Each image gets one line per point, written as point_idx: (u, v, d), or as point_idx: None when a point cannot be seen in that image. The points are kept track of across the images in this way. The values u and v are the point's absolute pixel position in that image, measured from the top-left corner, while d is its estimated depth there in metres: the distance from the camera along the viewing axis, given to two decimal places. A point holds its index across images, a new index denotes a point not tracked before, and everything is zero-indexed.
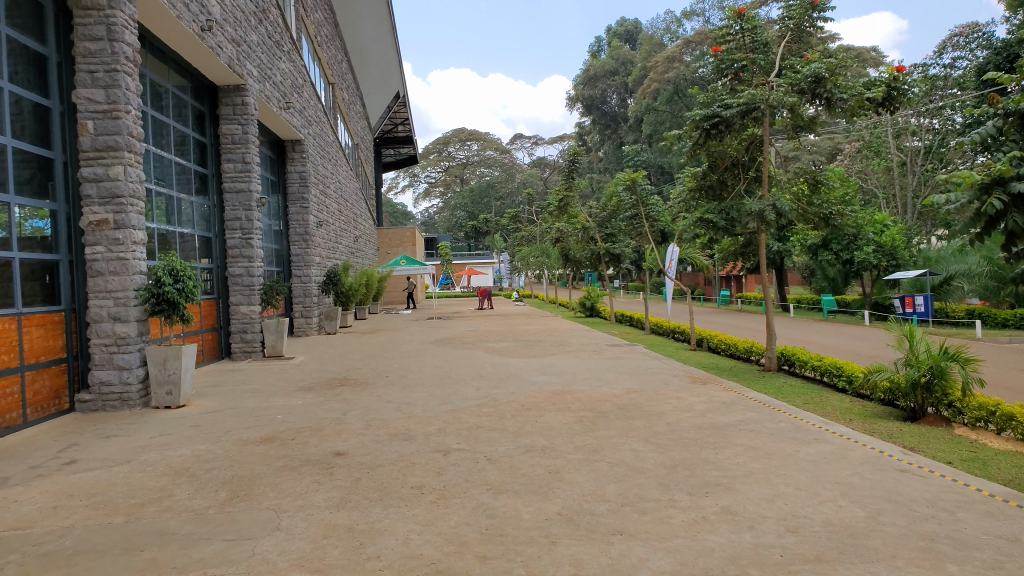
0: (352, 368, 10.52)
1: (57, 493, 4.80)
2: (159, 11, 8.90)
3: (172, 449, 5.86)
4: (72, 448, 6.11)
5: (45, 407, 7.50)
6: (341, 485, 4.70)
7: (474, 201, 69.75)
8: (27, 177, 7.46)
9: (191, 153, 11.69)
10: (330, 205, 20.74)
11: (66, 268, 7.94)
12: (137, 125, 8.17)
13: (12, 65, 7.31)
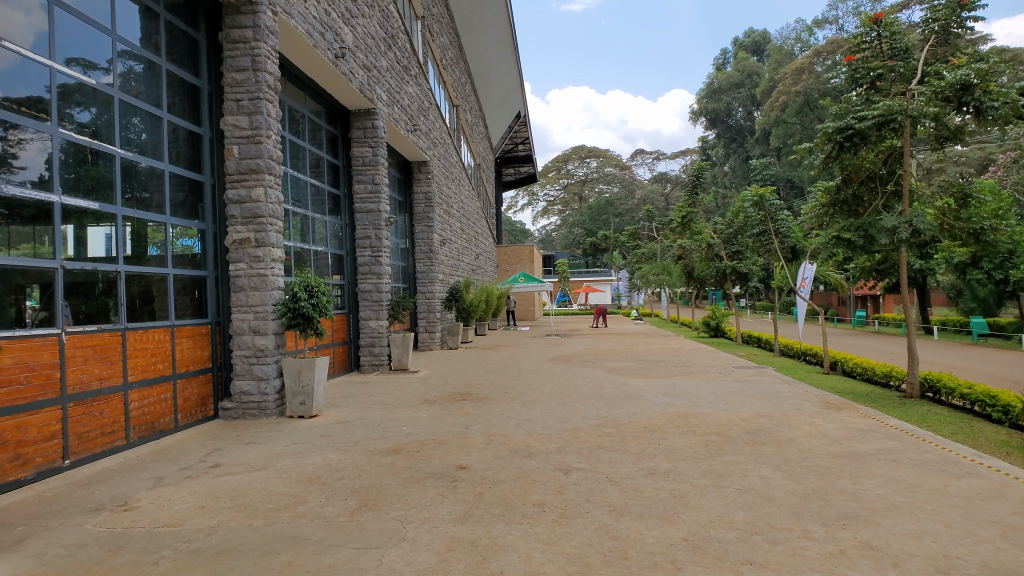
0: (474, 384, 10.68)
1: (204, 494, 5.14)
2: (298, 40, 9.45)
3: (306, 457, 6.15)
4: (216, 453, 6.52)
5: (194, 412, 8.08)
6: (465, 499, 4.77)
7: (593, 218, 69.58)
8: (181, 199, 8.09)
9: (325, 175, 12.32)
10: (453, 223, 21.27)
11: (212, 283, 8.53)
12: (277, 149, 8.69)
13: (170, 97, 7.96)
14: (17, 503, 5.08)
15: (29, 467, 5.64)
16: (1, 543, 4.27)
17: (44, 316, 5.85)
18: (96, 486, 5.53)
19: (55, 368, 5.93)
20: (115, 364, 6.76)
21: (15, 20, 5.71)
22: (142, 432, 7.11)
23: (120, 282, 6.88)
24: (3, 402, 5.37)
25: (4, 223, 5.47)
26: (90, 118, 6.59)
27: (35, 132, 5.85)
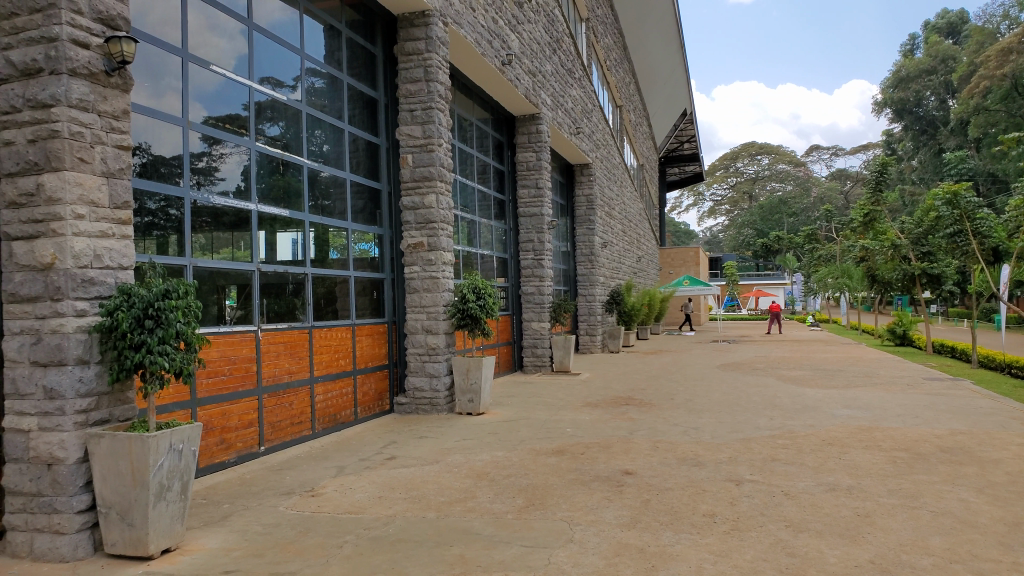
0: (638, 388, 10.53)
1: (381, 484, 5.43)
2: (467, 50, 9.80)
3: (474, 454, 6.33)
4: (392, 446, 6.88)
5: (372, 407, 8.58)
6: (631, 505, 4.71)
7: (762, 219, 66.68)
8: (361, 206, 8.61)
9: (491, 181, 12.65)
10: (615, 226, 21.16)
11: (389, 285, 9.03)
12: (447, 156, 9.05)
13: (351, 109, 8.51)
14: (222, 483, 5.62)
15: (232, 451, 6.21)
16: (210, 518, 4.74)
17: (242, 314, 6.41)
18: (287, 471, 6.00)
19: (253, 362, 6.51)
20: (304, 359, 7.29)
21: (220, 47, 6.35)
22: (326, 423, 7.64)
23: (307, 284, 7.43)
24: (210, 391, 5.96)
25: (209, 229, 6.06)
26: (282, 133, 7.18)
27: (234, 146, 6.43)
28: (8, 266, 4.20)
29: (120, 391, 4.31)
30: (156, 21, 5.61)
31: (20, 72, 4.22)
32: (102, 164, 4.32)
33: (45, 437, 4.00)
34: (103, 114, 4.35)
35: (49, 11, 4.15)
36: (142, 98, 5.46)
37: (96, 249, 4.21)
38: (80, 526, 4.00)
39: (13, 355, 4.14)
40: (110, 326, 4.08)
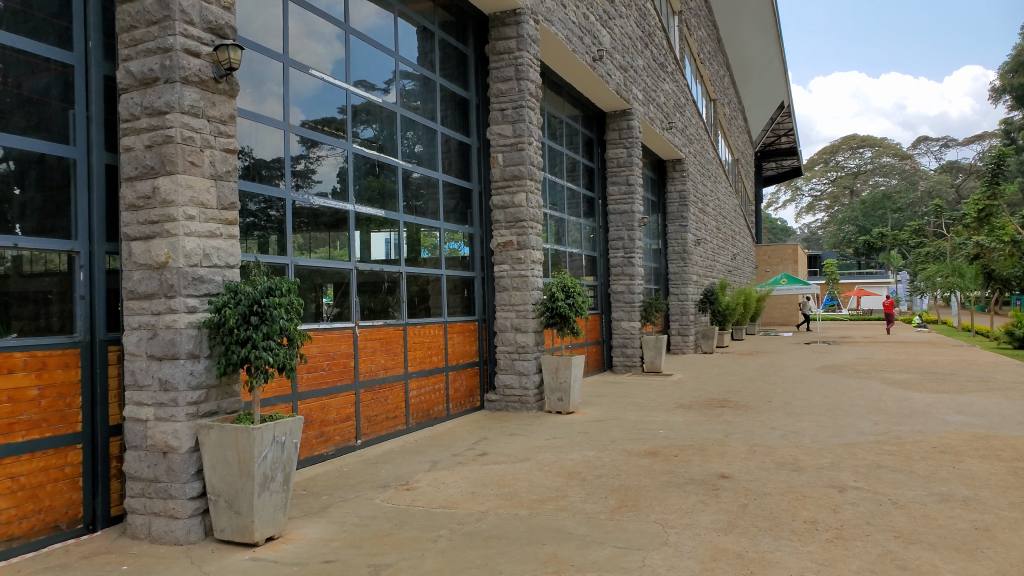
0: (733, 390, 10.25)
1: (474, 480, 5.48)
2: (557, 47, 9.77)
3: (566, 453, 6.31)
4: (483, 442, 6.94)
5: (463, 403, 8.70)
6: (728, 509, 4.58)
7: (863, 215, 63.83)
8: (452, 206, 8.73)
9: (580, 178, 12.59)
10: (708, 223, 20.69)
11: (479, 283, 9.12)
12: (537, 155, 9.09)
13: (443, 110, 8.63)
14: (321, 475, 5.80)
15: (330, 444, 6.41)
16: (311, 509, 4.89)
17: (338, 311, 6.59)
18: (383, 465, 6.14)
19: (351, 357, 6.70)
20: (398, 355, 7.45)
21: (319, 52, 6.56)
22: (419, 418, 7.77)
23: (401, 282, 7.58)
24: (310, 385, 6.16)
25: (307, 229, 6.25)
26: (377, 135, 7.35)
27: (329, 149, 6.61)
28: (128, 265, 4.47)
29: (226, 385, 4.51)
30: (260, 29, 5.84)
31: (138, 82, 4.47)
32: (211, 167, 4.52)
33: (161, 426, 4.23)
34: (211, 119, 4.55)
35: (165, 23, 4.38)
36: (246, 104, 5.69)
37: (205, 248, 4.41)
38: (192, 512, 4.21)
39: (132, 349, 4.40)
40: (217, 322, 4.27)
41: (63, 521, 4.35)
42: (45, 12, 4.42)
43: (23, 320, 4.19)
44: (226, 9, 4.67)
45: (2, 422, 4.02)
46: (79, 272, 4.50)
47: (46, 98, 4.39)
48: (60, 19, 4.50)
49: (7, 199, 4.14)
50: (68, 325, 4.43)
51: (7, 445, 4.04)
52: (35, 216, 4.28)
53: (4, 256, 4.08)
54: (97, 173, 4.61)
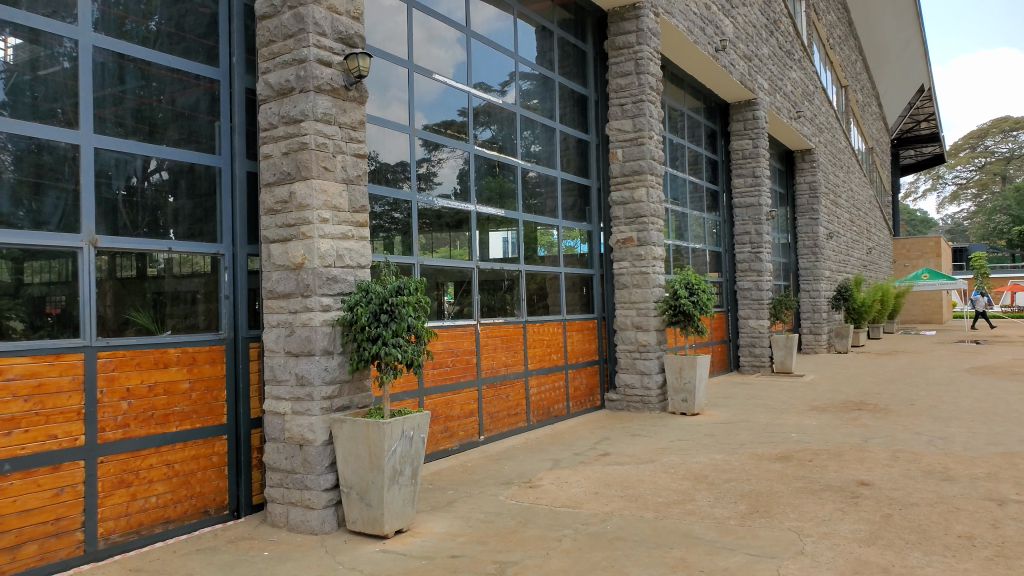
0: (872, 393, 9.67)
1: (597, 480, 5.44)
2: (679, 39, 9.57)
3: (691, 455, 6.15)
4: (606, 442, 6.87)
5: (584, 402, 8.66)
6: (870, 519, 4.31)
7: (1016, 204, 58.76)
8: (571, 203, 8.69)
9: (703, 171, 12.26)
10: (841, 216, 19.66)
11: (599, 281, 9.04)
12: (658, 149, 8.97)
13: (562, 108, 8.62)
14: (446, 470, 5.93)
15: (455, 439, 6.53)
16: (437, 503, 5.00)
17: (460, 309, 6.71)
18: (506, 461, 6.20)
19: (473, 354, 6.82)
20: (519, 353, 7.50)
21: (441, 57, 6.72)
22: (540, 416, 7.80)
23: (521, 280, 7.63)
24: (436, 380, 6.33)
25: (430, 230, 6.39)
26: (497, 135, 7.44)
27: (450, 151, 6.73)
28: (268, 266, 4.72)
29: (358, 380, 4.68)
30: (386, 36, 6.04)
31: (275, 92, 4.71)
32: (342, 172, 4.71)
33: (297, 420, 4.44)
34: (343, 126, 4.74)
35: (300, 35, 4.59)
36: (373, 109, 5.89)
37: (338, 250, 4.59)
38: (327, 503, 4.39)
39: (271, 345, 4.64)
40: (350, 320, 4.44)
41: (212, 506, 4.64)
42: (194, 33, 4.74)
43: (176, 319, 4.50)
44: (356, 19, 4.85)
45: (159, 413, 4.34)
46: (224, 273, 4.79)
47: (195, 112, 4.70)
48: (207, 39, 4.81)
49: (162, 206, 4.46)
50: (214, 323, 4.73)
51: (162, 435, 4.35)
52: (185, 221, 4.59)
53: (158, 259, 4.40)
54: (240, 180, 4.89)
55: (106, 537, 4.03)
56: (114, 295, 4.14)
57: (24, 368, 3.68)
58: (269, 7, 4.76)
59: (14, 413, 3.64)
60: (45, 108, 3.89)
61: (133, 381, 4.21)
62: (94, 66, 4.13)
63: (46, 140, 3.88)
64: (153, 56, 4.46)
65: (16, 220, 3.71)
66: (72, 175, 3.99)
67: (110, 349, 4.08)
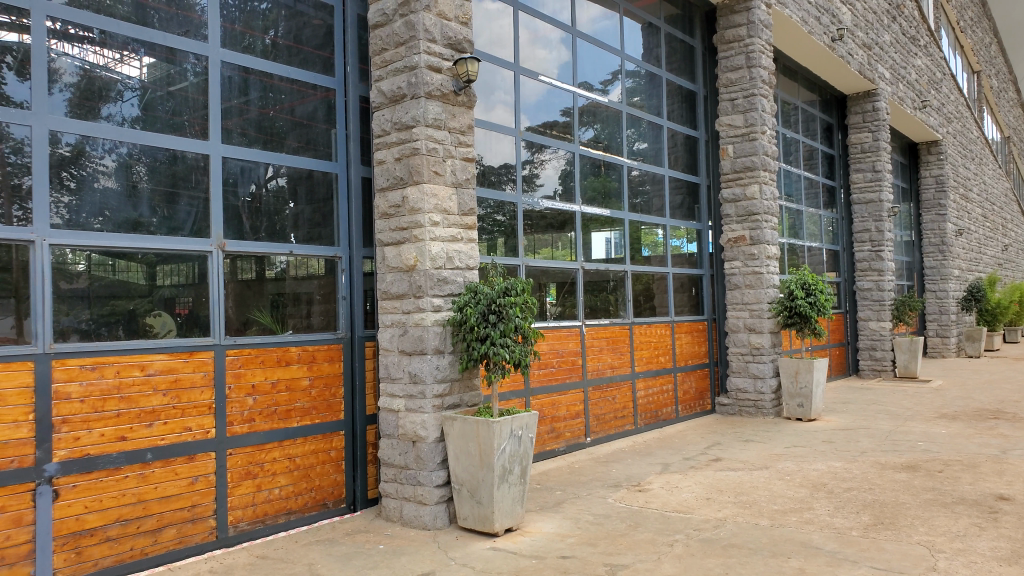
0: (1009, 401, 8.99)
1: (709, 486, 5.31)
2: (793, 30, 9.24)
3: (809, 462, 5.90)
4: (717, 447, 6.71)
5: (693, 405, 8.48)
6: (1010, 536, 4.01)
7: None
8: (679, 202, 8.53)
9: (819, 167, 11.76)
10: (973, 211, 18.41)
11: (708, 281, 8.83)
12: (771, 144, 8.75)
13: (670, 105, 8.48)
14: (554, 470, 5.95)
15: (561, 440, 6.53)
16: (546, 503, 5.02)
17: (564, 310, 6.70)
18: (614, 464, 6.15)
19: (579, 355, 6.80)
20: (625, 355, 7.43)
21: (547, 58, 6.76)
22: (648, 419, 7.70)
23: (627, 281, 7.55)
24: (542, 381, 6.35)
25: (533, 231, 6.41)
26: (602, 135, 7.39)
27: (552, 152, 6.73)
28: (382, 268, 4.87)
29: (468, 379, 4.75)
30: (491, 40, 6.12)
31: (388, 100, 4.86)
32: (452, 175, 4.80)
33: (411, 416, 4.56)
34: (452, 130, 4.83)
35: (411, 43, 4.71)
36: (479, 113, 5.99)
37: (448, 252, 4.68)
38: (438, 499, 4.48)
39: (385, 345, 4.79)
40: (460, 321, 4.52)
41: (330, 499, 4.83)
42: (312, 45, 4.96)
43: (296, 319, 4.71)
44: (464, 25, 4.94)
45: (281, 409, 4.56)
46: (341, 275, 4.98)
47: (313, 121, 4.92)
48: (323, 50, 5.02)
49: (283, 211, 4.68)
50: (332, 323, 4.93)
51: (285, 429, 4.57)
52: (305, 226, 4.80)
53: (277, 261, 4.59)
54: (355, 186, 5.07)
55: (235, 525, 4.27)
56: (239, 296, 4.38)
57: (163, 364, 3.95)
58: (381, 16, 4.91)
59: (154, 406, 3.91)
60: (177, 121, 4.16)
61: (258, 378, 4.44)
62: (222, 80, 4.39)
63: (180, 151, 4.15)
64: (274, 68, 4.69)
65: (152, 227, 3.98)
66: (203, 184, 4.25)
67: (237, 347, 4.31)
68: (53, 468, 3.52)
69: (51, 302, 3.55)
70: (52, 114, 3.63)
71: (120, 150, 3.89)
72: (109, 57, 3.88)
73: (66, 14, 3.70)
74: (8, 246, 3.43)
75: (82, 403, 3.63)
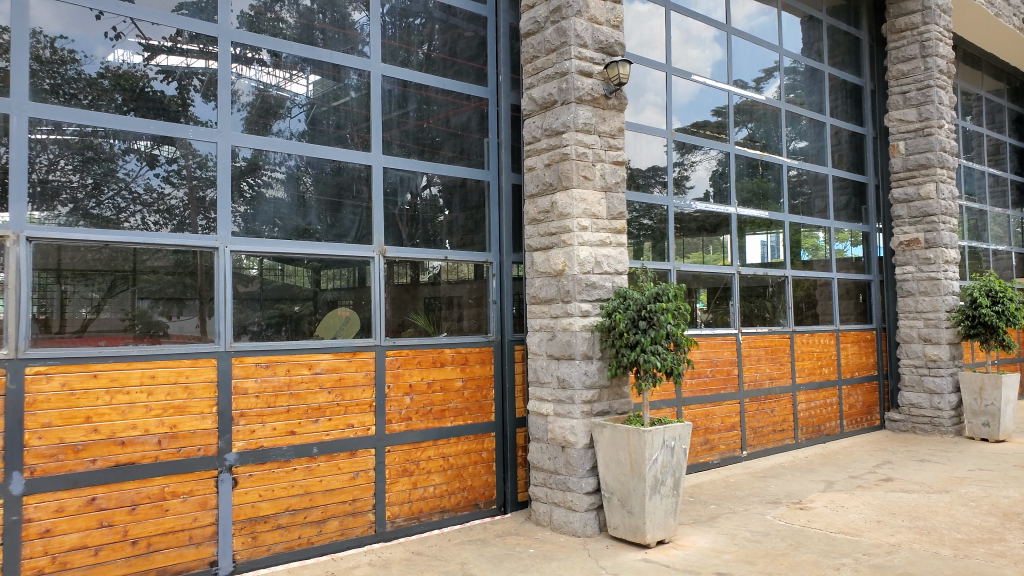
0: None
1: (880, 508, 4.93)
2: (975, 14, 8.48)
3: (998, 488, 5.34)
4: (888, 466, 6.23)
5: (860, 420, 7.93)
6: None
7: None
8: (844, 202, 8.01)
9: (1008, 161, 10.66)
10: None
11: (878, 288, 8.24)
12: (949, 139, 8.11)
13: (833, 100, 8.00)
14: (708, 483, 5.74)
15: (715, 452, 6.31)
16: (699, 517, 4.85)
17: (716, 317, 6.47)
18: (772, 479, 5.86)
19: (734, 365, 6.54)
20: (785, 365, 7.07)
21: (700, 58, 6.58)
22: (810, 434, 7.27)
23: (787, 287, 7.19)
24: (694, 391, 6.17)
25: (682, 235, 6.24)
26: (758, 134, 7.07)
27: (704, 153, 6.51)
28: (532, 273, 4.90)
29: (617, 386, 4.68)
30: (641, 42, 6.04)
31: (539, 106, 4.88)
32: (602, 180, 4.77)
33: (560, 422, 4.55)
34: (602, 134, 4.79)
35: (562, 49, 4.71)
36: (630, 116, 5.92)
37: (597, 257, 4.64)
38: (588, 506, 4.44)
39: (534, 348, 4.81)
40: (609, 326, 4.46)
41: (481, 500, 4.92)
42: (466, 56, 5.09)
43: (449, 322, 4.83)
44: (616, 28, 4.89)
45: (436, 408, 4.70)
46: (491, 280, 5.05)
47: (467, 130, 5.04)
48: (476, 61, 5.14)
49: (438, 218, 4.82)
50: (484, 326, 5.02)
51: (439, 428, 4.69)
52: (458, 232, 4.92)
53: (431, 267, 4.72)
54: (506, 192, 5.13)
55: (392, 520, 4.44)
56: (397, 300, 4.55)
57: (329, 363, 4.18)
58: (533, 24, 4.95)
59: (320, 403, 4.14)
60: (341, 135, 4.40)
61: (415, 378, 4.60)
62: (382, 94, 4.60)
63: (344, 162, 4.38)
64: (430, 80, 4.85)
65: (318, 234, 4.22)
66: (365, 194, 4.46)
67: (396, 348, 4.49)
68: (233, 457, 3.80)
69: (232, 304, 3.84)
70: (233, 130, 3.94)
71: (289, 163, 4.15)
72: (280, 77, 4.15)
73: (244, 38, 4.00)
74: (194, 252, 3.74)
75: (257, 398, 3.90)
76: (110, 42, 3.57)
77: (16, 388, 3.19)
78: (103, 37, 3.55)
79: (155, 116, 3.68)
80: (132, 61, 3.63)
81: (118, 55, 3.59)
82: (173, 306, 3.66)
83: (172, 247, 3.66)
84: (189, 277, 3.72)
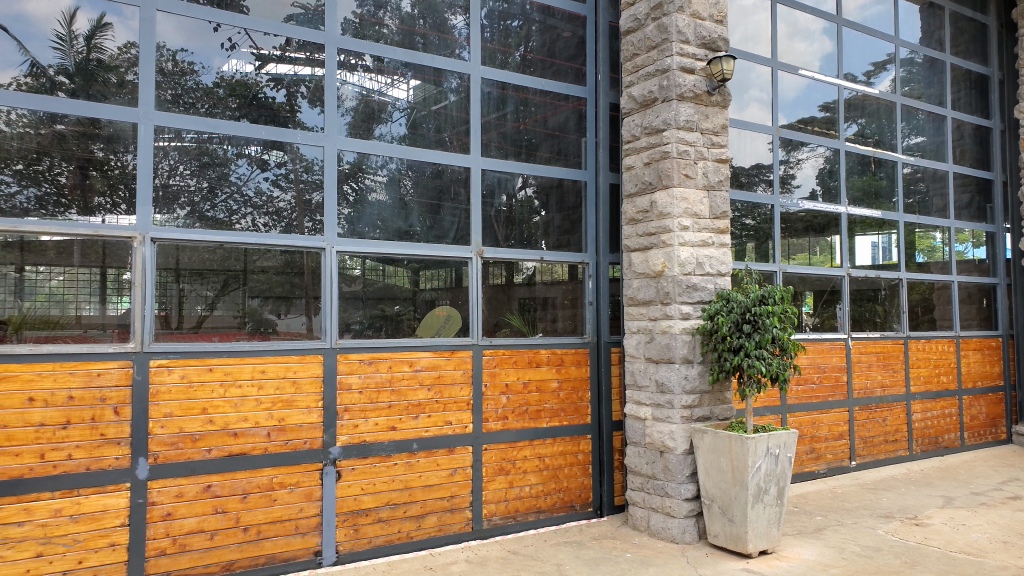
0: None
1: (1006, 528, 4.59)
2: None
3: None
4: (1015, 483, 5.79)
5: (984, 433, 7.41)
6: None
7: None
8: (966, 201, 7.53)
9: None
10: None
11: (1005, 292, 7.70)
12: None
13: (956, 92, 7.52)
14: (814, 494, 5.51)
15: (822, 462, 6.05)
16: (804, 528, 4.66)
17: (824, 321, 6.20)
18: (884, 492, 5.56)
19: (843, 372, 6.25)
20: (898, 373, 6.71)
21: (809, 51, 6.32)
22: (926, 446, 6.86)
23: (902, 290, 6.81)
24: (800, 397, 5.94)
25: (788, 236, 6.01)
26: (870, 129, 6.73)
27: (811, 150, 6.26)
28: (630, 274, 4.83)
29: (719, 391, 4.55)
30: (745, 37, 5.87)
31: (639, 105, 4.81)
32: (704, 178, 4.65)
33: (658, 426, 4.47)
34: (705, 132, 4.67)
35: (663, 46, 4.63)
36: (733, 113, 5.75)
37: (698, 257, 4.53)
38: (687, 513, 4.34)
39: (632, 350, 4.75)
40: (711, 329, 4.35)
41: (577, 502, 4.89)
42: (564, 56, 5.08)
43: (545, 323, 4.83)
44: (719, 22, 4.75)
45: (532, 408, 4.70)
46: (588, 281, 5.01)
47: (565, 131, 5.02)
48: (575, 61, 5.12)
49: (535, 219, 4.82)
50: (580, 327, 4.99)
51: (535, 429, 4.70)
52: (555, 233, 4.91)
53: (526, 268, 4.73)
54: (604, 192, 5.09)
55: (489, 518, 4.48)
56: (493, 300, 4.58)
57: (428, 361, 4.26)
58: (634, 22, 4.89)
59: (419, 400, 4.22)
60: (441, 138, 4.47)
61: (511, 377, 4.62)
62: (482, 96, 4.65)
63: (444, 164, 4.45)
64: (529, 81, 4.86)
65: (418, 235, 4.30)
66: (464, 196, 4.52)
67: (492, 348, 4.53)
68: (337, 451, 3.93)
69: (338, 302, 3.96)
70: (339, 134, 4.07)
71: (391, 166, 4.24)
72: (383, 82, 4.26)
73: (348, 44, 4.12)
74: (301, 252, 3.89)
75: (360, 394, 4.01)
76: (225, 53, 3.75)
77: (141, 380, 3.39)
78: (219, 47, 3.74)
79: (266, 121, 3.85)
80: (244, 70, 3.80)
81: (232, 65, 3.77)
82: (281, 304, 3.81)
83: (281, 247, 3.82)
84: (296, 276, 3.87)
